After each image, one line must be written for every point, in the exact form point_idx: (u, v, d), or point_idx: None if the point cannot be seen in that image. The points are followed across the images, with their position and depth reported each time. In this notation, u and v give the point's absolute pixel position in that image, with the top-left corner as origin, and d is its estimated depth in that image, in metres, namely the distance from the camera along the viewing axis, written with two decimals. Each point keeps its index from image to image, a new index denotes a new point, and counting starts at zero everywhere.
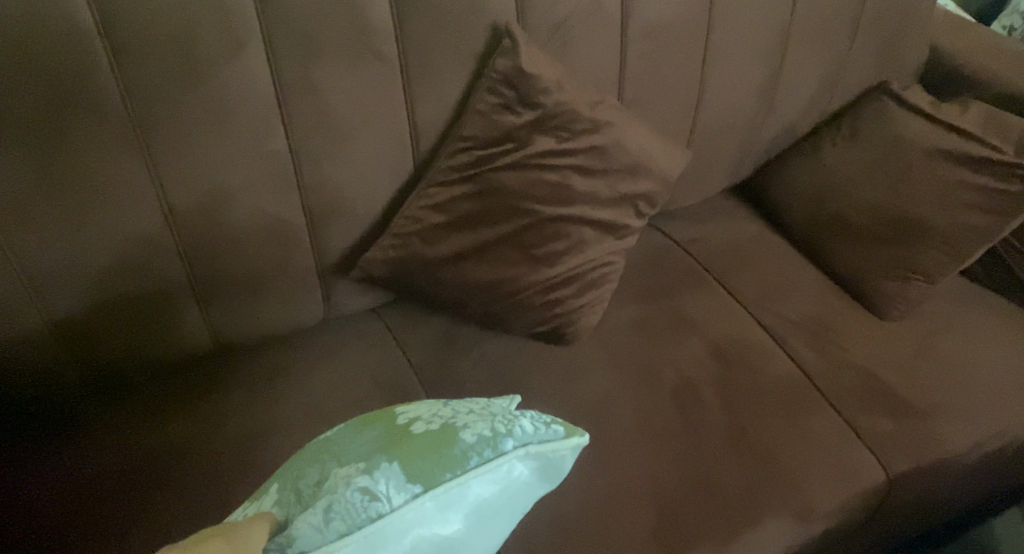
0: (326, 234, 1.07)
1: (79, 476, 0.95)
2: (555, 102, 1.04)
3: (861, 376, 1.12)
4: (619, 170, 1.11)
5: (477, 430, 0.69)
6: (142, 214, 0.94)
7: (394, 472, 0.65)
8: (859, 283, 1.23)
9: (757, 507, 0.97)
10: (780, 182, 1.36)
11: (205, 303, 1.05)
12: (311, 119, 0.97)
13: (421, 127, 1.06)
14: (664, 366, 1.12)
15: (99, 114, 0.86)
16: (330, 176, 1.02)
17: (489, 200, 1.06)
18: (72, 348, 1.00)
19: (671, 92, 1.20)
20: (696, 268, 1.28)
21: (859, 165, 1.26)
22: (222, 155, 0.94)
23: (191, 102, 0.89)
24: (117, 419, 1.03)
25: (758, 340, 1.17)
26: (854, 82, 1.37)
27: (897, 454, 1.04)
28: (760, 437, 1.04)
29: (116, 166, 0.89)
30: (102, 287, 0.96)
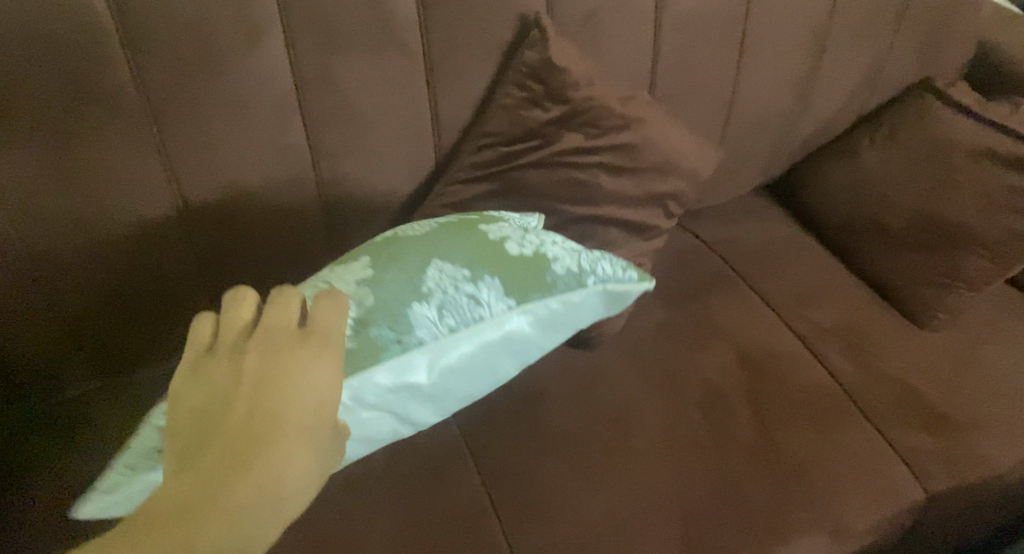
0: (343, 231, 1.04)
1: (89, 476, 0.93)
2: (583, 98, 1.00)
3: (897, 387, 1.07)
4: (649, 170, 1.06)
5: (565, 265, 0.82)
6: (155, 208, 0.91)
7: (494, 286, 0.79)
8: (897, 289, 1.17)
9: (787, 524, 0.93)
10: (814, 181, 1.31)
11: (220, 300, 1.03)
12: (329, 113, 0.94)
13: (443, 121, 1.02)
14: (692, 374, 1.08)
15: (111, 104, 0.83)
16: (349, 172, 0.99)
17: (512, 199, 1.02)
18: (84, 342, 0.97)
19: (704, 87, 1.15)
20: (725, 271, 1.24)
21: (899, 166, 1.20)
22: (238, 149, 0.91)
23: (207, 95, 0.86)
24: (127, 416, 1.00)
25: (789, 347, 1.12)
26: (896, 78, 1.31)
27: (936, 471, 0.99)
28: (791, 449, 1.00)
29: (129, 160, 0.87)
30: (115, 281, 0.94)
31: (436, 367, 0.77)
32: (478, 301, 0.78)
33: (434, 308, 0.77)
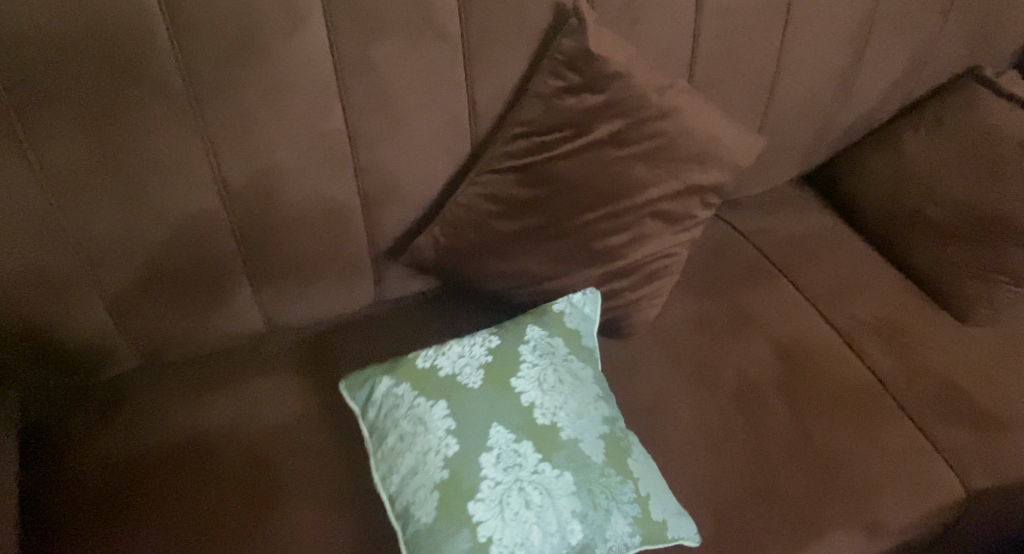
0: (380, 218, 1.05)
1: (131, 455, 0.96)
2: (621, 87, 0.98)
3: (938, 383, 1.05)
4: (686, 160, 1.04)
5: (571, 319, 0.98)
6: (197, 193, 0.92)
7: (506, 333, 0.95)
8: (938, 284, 1.15)
9: (822, 518, 0.92)
10: (854, 172, 1.29)
11: (257, 285, 1.04)
12: (368, 100, 0.94)
13: (480, 108, 1.02)
14: (725, 366, 1.07)
15: (157, 90, 0.84)
16: (386, 159, 1.00)
17: (545, 189, 1.01)
18: (128, 324, 1.00)
19: (744, 75, 1.13)
20: (761, 263, 1.22)
21: (944, 157, 1.17)
22: (277, 135, 0.92)
23: (249, 81, 0.87)
24: (168, 398, 1.03)
25: (827, 340, 1.11)
26: (942, 67, 1.28)
27: (976, 470, 0.97)
28: (827, 445, 0.98)
29: (172, 145, 0.88)
30: (158, 265, 0.96)
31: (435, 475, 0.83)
32: (483, 351, 0.92)
33: (455, 355, 0.92)
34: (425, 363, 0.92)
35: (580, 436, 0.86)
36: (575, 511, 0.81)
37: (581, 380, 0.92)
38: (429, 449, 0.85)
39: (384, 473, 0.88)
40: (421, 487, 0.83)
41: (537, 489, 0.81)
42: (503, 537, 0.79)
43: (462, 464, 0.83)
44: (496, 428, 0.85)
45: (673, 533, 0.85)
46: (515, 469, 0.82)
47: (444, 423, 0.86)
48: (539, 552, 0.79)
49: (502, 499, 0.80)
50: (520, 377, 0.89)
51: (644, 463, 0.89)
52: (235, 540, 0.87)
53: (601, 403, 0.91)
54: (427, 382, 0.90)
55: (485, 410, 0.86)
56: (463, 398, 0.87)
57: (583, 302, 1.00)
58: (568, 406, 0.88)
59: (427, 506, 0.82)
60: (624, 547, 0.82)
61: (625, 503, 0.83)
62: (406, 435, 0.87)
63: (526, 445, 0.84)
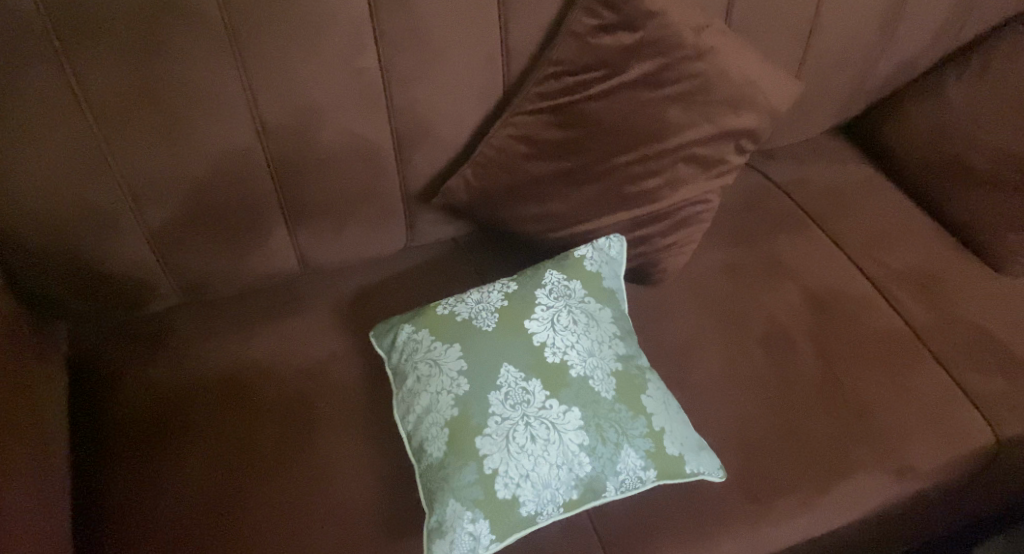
0: (412, 160, 1.06)
1: (174, 386, 0.99)
2: (656, 26, 0.97)
3: (972, 332, 1.04)
4: (721, 103, 1.03)
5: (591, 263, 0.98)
6: (234, 130, 0.94)
7: (522, 280, 0.96)
8: (976, 233, 1.13)
9: (849, 462, 0.92)
10: (892, 121, 1.26)
11: (293, 224, 1.06)
12: (402, 37, 0.94)
13: (513, 49, 1.01)
14: (756, 312, 1.07)
15: (194, 24, 0.85)
16: (420, 98, 1.00)
17: (578, 131, 1.01)
18: (168, 260, 1.03)
19: (782, 17, 1.11)
20: (795, 212, 1.21)
21: (988, 103, 1.14)
22: (314, 70, 0.92)
23: (286, 14, 0.88)
24: (206, 332, 1.06)
25: (859, 289, 1.10)
26: (989, 12, 1.24)
27: (1008, 417, 0.97)
28: (857, 391, 0.98)
29: (210, 78, 0.89)
30: (195, 202, 0.98)
31: (446, 414, 0.85)
32: (499, 296, 0.93)
33: (473, 301, 0.94)
34: (444, 310, 0.93)
35: (590, 373, 0.87)
36: (583, 444, 0.83)
37: (597, 321, 0.93)
38: (441, 389, 0.86)
39: (401, 413, 0.89)
40: (433, 425, 0.85)
41: (543, 424, 0.83)
42: (508, 469, 0.81)
43: (471, 401, 0.84)
44: (505, 367, 0.86)
45: (692, 467, 0.86)
46: (523, 405, 0.84)
47: (456, 365, 0.87)
48: (547, 483, 0.81)
49: (508, 434, 0.82)
50: (533, 319, 0.90)
51: (661, 398, 0.89)
52: (273, 470, 0.91)
53: (616, 342, 0.92)
54: (444, 326, 0.92)
55: (497, 350, 0.88)
56: (476, 340, 0.89)
57: (608, 245, 1.00)
58: (580, 344, 0.89)
59: (440, 442, 0.84)
60: (637, 481, 0.84)
61: (637, 438, 0.85)
62: (422, 377, 0.89)
63: (535, 383, 0.85)
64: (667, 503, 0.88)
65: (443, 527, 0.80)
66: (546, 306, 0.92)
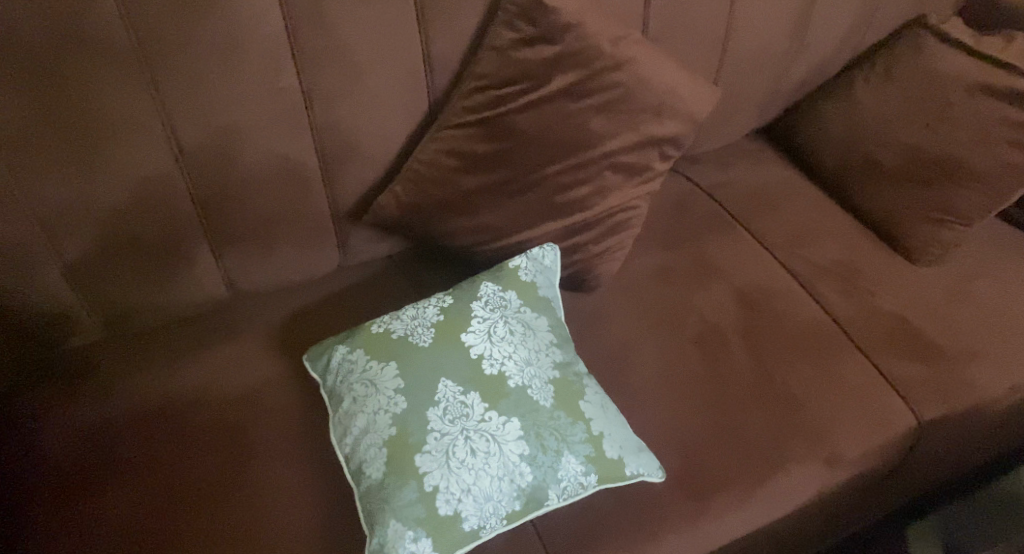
0: (340, 178, 1.05)
1: (100, 423, 0.95)
2: (575, 38, 0.99)
3: (892, 321, 1.09)
4: (644, 111, 1.05)
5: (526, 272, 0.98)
6: (151, 157, 0.91)
7: (458, 294, 0.95)
8: (890, 226, 1.19)
9: (783, 453, 0.95)
10: (807, 122, 1.31)
11: (219, 249, 1.03)
12: (322, 55, 0.93)
13: (437, 64, 1.02)
14: (688, 313, 1.09)
15: (103, 50, 0.83)
16: (344, 116, 0.99)
17: (505, 143, 1.02)
18: (87, 292, 0.99)
19: (697, 27, 1.15)
20: (722, 214, 1.25)
21: (893, 102, 1.20)
22: (231, 91, 0.91)
23: (198, 34, 0.86)
24: (133, 366, 1.02)
25: (784, 285, 1.13)
26: (890, 17, 1.31)
27: (928, 401, 1.01)
28: (788, 384, 1.01)
29: (121, 101, 0.86)
30: (114, 232, 0.95)
31: (384, 435, 0.84)
32: (434, 311, 0.93)
33: (409, 318, 0.93)
34: (379, 328, 0.92)
35: (528, 383, 0.87)
36: (524, 454, 0.83)
37: (533, 331, 0.93)
38: (378, 408, 0.85)
39: (339, 435, 0.88)
40: (371, 445, 0.84)
41: (482, 437, 0.83)
42: (449, 485, 0.80)
43: (409, 419, 0.84)
44: (443, 382, 0.86)
45: (632, 469, 0.87)
46: (462, 419, 0.83)
47: (393, 384, 0.86)
48: (489, 496, 0.81)
49: (448, 449, 0.82)
50: (469, 331, 0.90)
51: (599, 403, 0.90)
52: (207, 503, 0.88)
53: (553, 350, 0.93)
54: (379, 345, 0.91)
55: (434, 365, 0.87)
56: (412, 357, 0.88)
57: (542, 255, 1.01)
58: (517, 354, 0.89)
59: (379, 462, 0.83)
60: (579, 487, 0.84)
61: (577, 444, 0.85)
62: (358, 398, 0.87)
63: (473, 397, 0.85)
64: (610, 507, 0.88)
65: (385, 549, 0.78)
66: (483, 318, 0.92)
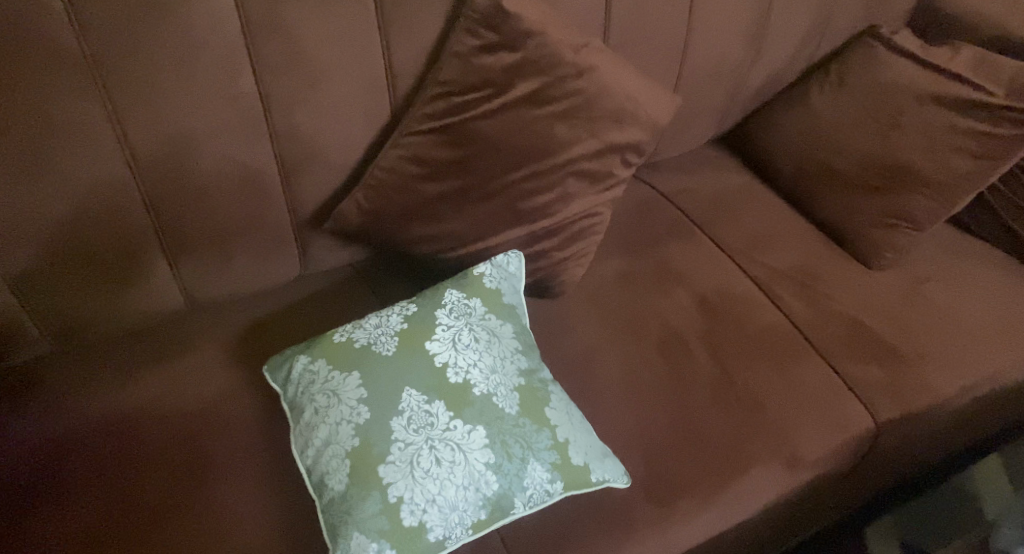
0: (300, 186, 1.03)
1: (49, 440, 0.92)
2: (537, 45, 0.99)
3: (848, 324, 1.11)
4: (606, 118, 1.06)
5: (490, 279, 0.98)
6: (103, 164, 0.89)
7: (421, 302, 0.94)
8: (846, 232, 1.21)
9: (745, 456, 0.96)
10: (764, 130, 1.33)
11: (175, 259, 1.01)
12: (281, 60, 0.92)
13: (398, 71, 1.01)
14: (651, 318, 1.10)
15: (52, 54, 0.80)
16: (304, 122, 0.97)
17: (467, 150, 1.01)
18: (35, 305, 0.95)
19: (656, 36, 1.16)
20: (683, 220, 1.26)
21: (847, 111, 1.22)
22: (186, 97, 0.89)
23: (150, 38, 0.84)
24: (84, 380, 0.99)
25: (745, 290, 1.15)
26: (842, 28, 1.34)
27: (884, 402, 1.04)
28: (749, 388, 1.03)
29: (71, 107, 0.84)
30: (64, 242, 0.91)
31: (347, 446, 0.82)
32: (398, 319, 0.92)
33: (372, 326, 0.92)
34: (342, 337, 0.91)
35: (493, 391, 0.87)
36: (489, 462, 0.82)
37: (498, 338, 0.92)
38: (340, 419, 0.84)
39: (300, 447, 0.86)
40: (334, 457, 0.82)
41: (448, 446, 0.82)
42: (414, 496, 0.79)
43: (373, 429, 0.82)
44: (407, 391, 0.85)
45: (598, 475, 0.87)
46: (426, 428, 0.83)
47: (356, 395, 0.85)
48: (454, 506, 0.80)
49: (412, 459, 0.81)
50: (433, 339, 0.89)
51: (564, 409, 0.90)
52: (162, 520, 0.85)
53: (518, 357, 0.92)
54: (342, 354, 0.89)
55: (397, 374, 0.86)
56: (376, 366, 0.87)
57: (507, 262, 1.00)
58: (482, 362, 0.88)
59: (342, 474, 0.81)
60: (545, 495, 0.84)
61: (543, 451, 0.85)
62: (320, 409, 0.86)
63: (438, 405, 0.84)
64: (576, 513, 0.88)
65: None
66: (448, 326, 0.91)
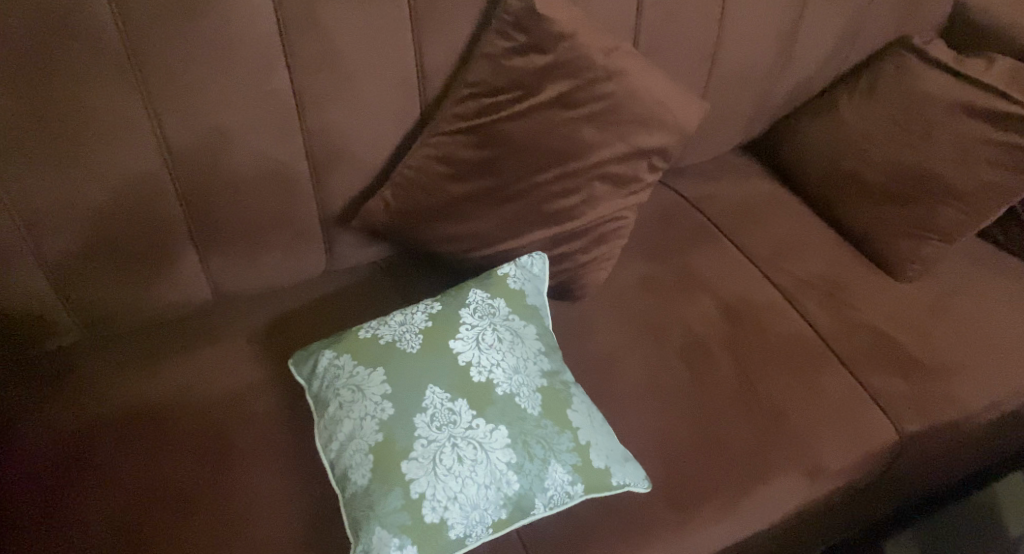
0: (329, 183, 1.04)
1: (77, 427, 0.94)
2: (567, 48, 0.99)
3: (873, 335, 1.10)
4: (634, 122, 1.06)
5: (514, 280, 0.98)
6: (139, 157, 0.90)
7: (446, 301, 0.95)
8: (873, 242, 1.20)
9: (766, 465, 0.96)
10: (792, 138, 1.33)
11: (205, 251, 1.02)
12: (314, 58, 0.93)
13: (429, 71, 1.02)
14: (674, 324, 1.10)
15: (93, 48, 0.82)
16: (334, 120, 0.98)
17: (495, 151, 1.02)
18: (68, 293, 0.97)
19: (686, 41, 1.16)
20: (708, 226, 1.26)
21: (877, 120, 1.22)
22: (221, 92, 0.90)
23: (189, 34, 0.85)
24: (113, 368, 1.00)
25: (769, 298, 1.15)
26: (874, 37, 1.33)
27: (909, 415, 1.03)
28: (771, 396, 1.02)
29: (109, 99, 0.85)
30: (99, 232, 0.93)
31: (370, 441, 0.83)
32: (422, 318, 0.92)
33: (396, 323, 0.92)
34: (367, 333, 0.92)
35: (516, 391, 0.87)
36: (511, 462, 0.83)
37: (521, 339, 0.93)
38: (364, 414, 0.85)
39: (324, 441, 0.87)
40: (357, 452, 0.83)
41: (470, 445, 0.82)
42: (436, 493, 0.80)
43: (396, 425, 0.83)
44: (431, 389, 0.85)
45: (619, 479, 0.87)
46: (449, 426, 0.83)
47: (380, 391, 0.86)
48: (475, 504, 0.81)
49: (435, 456, 0.81)
50: (457, 338, 0.90)
51: (586, 412, 0.90)
52: (185, 509, 0.86)
53: (541, 358, 0.93)
54: (366, 351, 0.90)
55: (421, 371, 0.87)
56: (400, 362, 0.88)
57: (531, 263, 1.01)
58: (505, 362, 0.89)
59: (364, 469, 0.82)
60: (565, 496, 0.84)
61: (564, 453, 0.85)
62: (344, 404, 0.86)
63: (461, 404, 0.84)
64: (596, 516, 0.88)
65: None
66: (472, 326, 0.91)
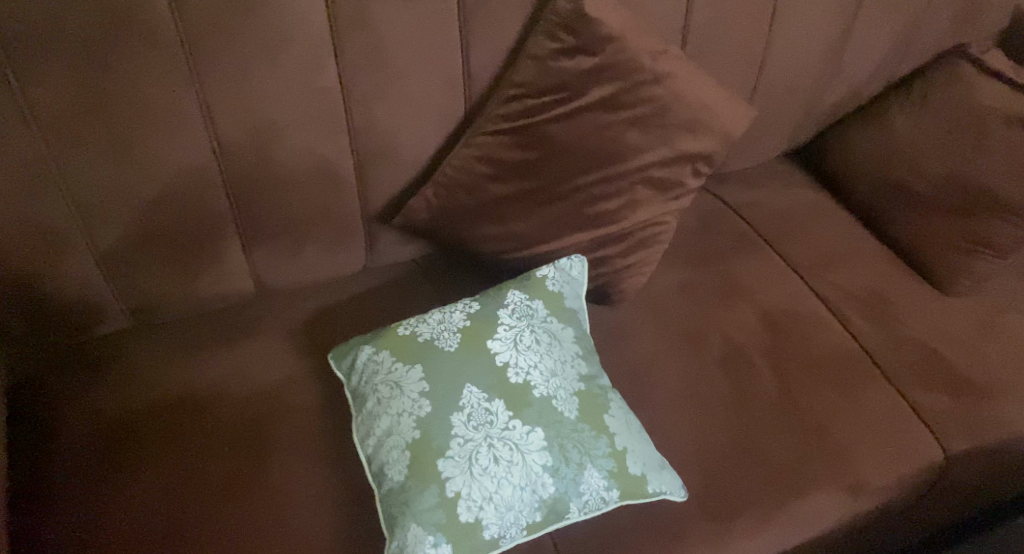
0: (372, 180, 1.05)
1: (122, 412, 0.96)
2: (615, 50, 0.99)
3: (920, 350, 1.07)
4: (679, 126, 1.05)
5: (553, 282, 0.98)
6: (190, 150, 0.92)
7: (485, 301, 0.95)
8: (922, 255, 1.17)
9: (806, 479, 0.94)
10: (839, 147, 1.30)
11: (249, 244, 1.04)
12: (363, 56, 0.94)
13: (475, 71, 1.02)
14: (713, 332, 1.08)
15: (152, 42, 0.84)
16: (380, 117, 0.99)
17: (539, 152, 1.02)
18: (118, 281, 0.99)
19: (734, 46, 1.14)
20: (750, 234, 1.24)
21: (929, 130, 1.19)
22: (272, 88, 0.91)
23: (243, 31, 0.86)
24: (157, 356, 1.02)
25: (811, 309, 1.12)
26: (927, 46, 1.30)
27: (955, 433, 1.00)
28: (812, 409, 1.00)
29: (165, 93, 0.87)
30: (148, 222, 0.95)
31: (407, 438, 0.83)
32: (461, 317, 0.92)
33: (435, 321, 0.92)
34: (406, 330, 0.92)
35: (553, 393, 0.87)
36: (546, 465, 0.82)
37: (559, 341, 0.92)
38: (402, 411, 0.85)
39: (361, 436, 0.87)
40: (394, 448, 0.83)
41: (506, 445, 0.82)
42: (471, 492, 0.80)
43: (433, 423, 0.83)
44: (468, 388, 0.85)
45: (655, 486, 0.86)
46: (486, 426, 0.83)
47: (418, 388, 0.86)
48: (510, 505, 0.80)
49: (471, 456, 0.81)
50: (495, 339, 0.89)
51: (623, 417, 0.89)
52: (224, 496, 0.88)
53: (578, 362, 0.92)
54: (405, 348, 0.90)
55: (458, 370, 0.87)
56: (438, 361, 0.88)
57: (570, 266, 1.00)
58: (543, 364, 0.88)
59: (401, 465, 0.82)
60: (600, 502, 0.84)
61: (600, 457, 0.85)
62: (382, 399, 0.87)
63: (498, 404, 0.84)
64: (630, 523, 0.88)
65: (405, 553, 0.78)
66: (510, 327, 0.91)
